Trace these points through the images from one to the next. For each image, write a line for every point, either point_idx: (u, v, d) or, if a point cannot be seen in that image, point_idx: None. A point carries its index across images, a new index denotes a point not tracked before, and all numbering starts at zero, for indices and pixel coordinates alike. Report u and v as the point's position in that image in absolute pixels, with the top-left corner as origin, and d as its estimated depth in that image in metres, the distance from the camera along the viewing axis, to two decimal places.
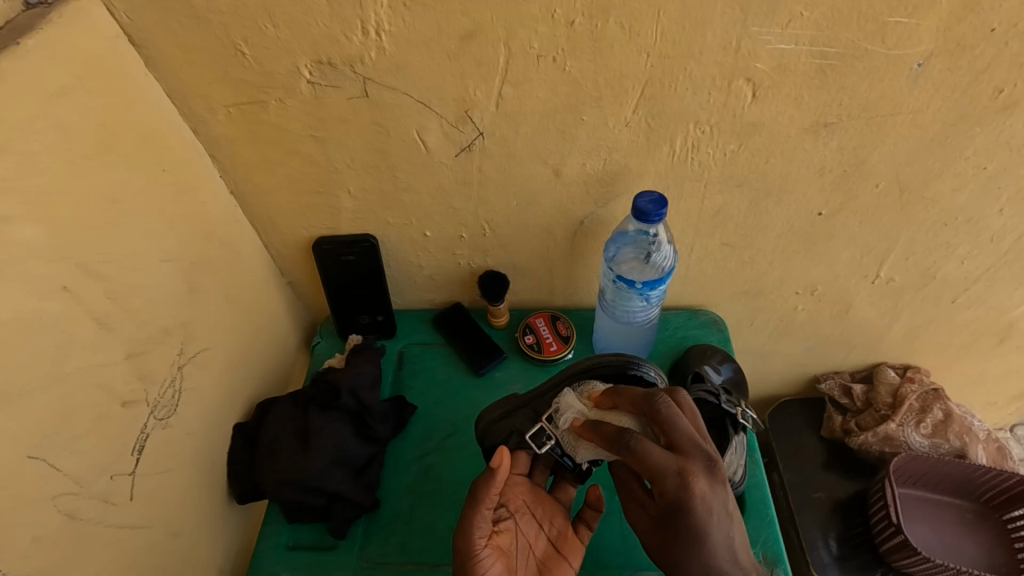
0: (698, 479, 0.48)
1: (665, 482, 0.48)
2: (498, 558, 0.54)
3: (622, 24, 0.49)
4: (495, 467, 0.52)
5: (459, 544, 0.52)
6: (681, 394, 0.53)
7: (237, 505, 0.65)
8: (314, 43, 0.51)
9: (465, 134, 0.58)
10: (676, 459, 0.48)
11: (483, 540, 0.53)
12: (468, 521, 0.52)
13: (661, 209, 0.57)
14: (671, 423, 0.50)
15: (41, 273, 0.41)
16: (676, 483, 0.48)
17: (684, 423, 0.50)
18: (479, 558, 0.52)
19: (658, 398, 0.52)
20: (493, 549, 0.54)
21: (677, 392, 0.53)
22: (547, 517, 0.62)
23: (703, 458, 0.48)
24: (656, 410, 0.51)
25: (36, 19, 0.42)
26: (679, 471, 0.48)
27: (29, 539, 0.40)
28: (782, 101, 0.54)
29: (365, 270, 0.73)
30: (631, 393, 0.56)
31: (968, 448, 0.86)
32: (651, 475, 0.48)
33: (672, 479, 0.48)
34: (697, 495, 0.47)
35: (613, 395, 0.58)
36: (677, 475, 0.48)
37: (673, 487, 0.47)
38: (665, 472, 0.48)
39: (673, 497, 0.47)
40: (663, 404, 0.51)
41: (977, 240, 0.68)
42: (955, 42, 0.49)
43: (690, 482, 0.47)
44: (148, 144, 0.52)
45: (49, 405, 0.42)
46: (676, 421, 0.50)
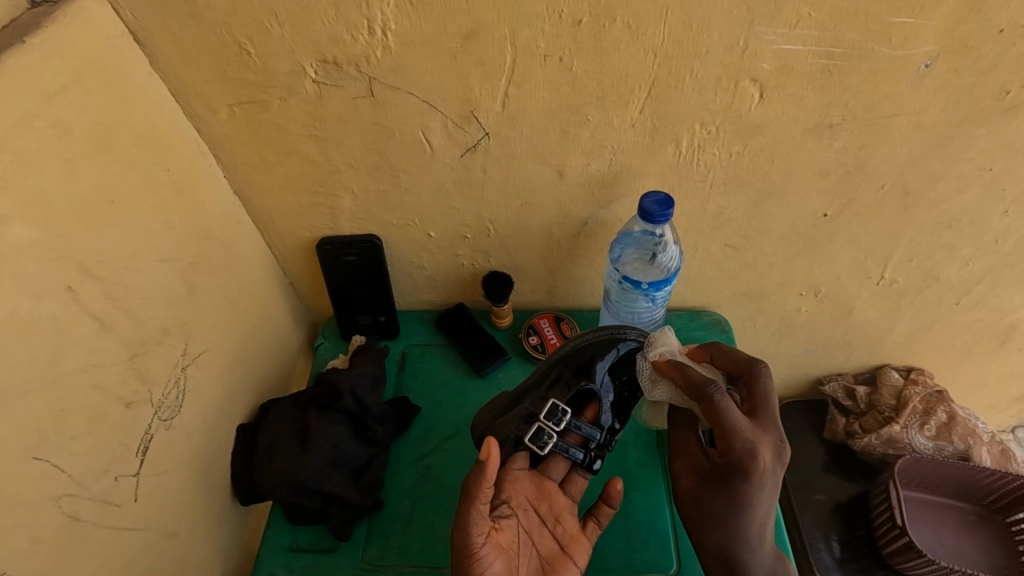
0: (767, 454, 0.52)
1: (736, 444, 0.52)
2: (498, 555, 0.52)
3: (627, 24, 0.49)
4: (483, 460, 0.48)
5: (458, 542, 0.50)
6: (761, 368, 0.56)
7: (236, 507, 0.65)
8: (318, 42, 0.51)
9: (469, 134, 0.58)
10: (750, 427, 0.52)
11: (482, 539, 0.50)
12: (465, 517, 0.49)
13: (666, 210, 0.57)
14: (722, 415, 0.52)
15: (41, 272, 0.41)
16: (745, 451, 0.51)
17: (736, 415, 0.52)
18: (479, 555, 0.50)
19: (715, 386, 0.53)
20: (493, 546, 0.52)
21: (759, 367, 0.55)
22: (552, 513, 0.62)
23: (772, 433, 0.53)
24: (710, 399, 0.52)
25: (40, 18, 0.42)
26: (754, 438, 0.51)
27: (28, 540, 0.40)
28: (787, 101, 0.54)
29: (366, 270, 0.72)
30: (688, 372, 0.55)
31: (972, 450, 0.87)
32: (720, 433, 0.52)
33: (745, 446, 0.51)
34: (762, 466, 0.52)
35: (670, 364, 0.58)
36: (747, 442, 0.51)
37: (743, 450, 0.51)
38: (738, 437, 0.51)
39: (739, 463, 0.52)
40: (719, 396, 0.52)
41: (980, 242, 0.68)
42: (960, 42, 0.49)
43: (758, 455, 0.51)
44: (149, 143, 0.52)
45: (48, 404, 0.41)
46: (731, 414, 0.51)
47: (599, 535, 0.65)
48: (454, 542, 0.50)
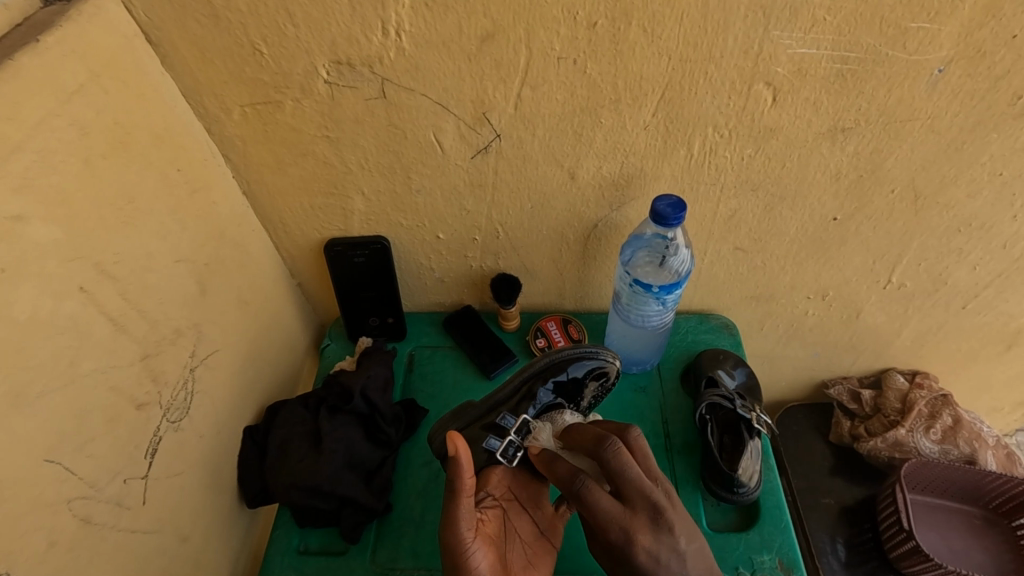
0: (644, 536, 0.47)
1: (609, 533, 0.48)
2: (487, 547, 0.52)
3: (644, 27, 0.49)
4: (452, 452, 0.49)
5: (445, 535, 0.49)
6: (632, 436, 0.53)
7: (246, 510, 0.65)
8: (333, 43, 0.50)
9: (482, 136, 0.58)
10: (624, 511, 0.48)
11: (472, 534, 0.50)
12: (453, 510, 0.49)
13: (679, 213, 0.56)
14: (592, 506, 0.49)
15: (58, 273, 0.41)
16: (620, 538, 0.48)
17: (607, 501, 0.48)
18: (468, 550, 0.49)
19: (583, 476, 0.50)
20: (481, 539, 0.52)
21: (631, 433, 0.53)
22: (534, 500, 0.62)
23: (648, 509, 0.48)
24: (580, 488, 0.50)
25: (55, 17, 0.42)
26: (624, 526, 0.48)
27: (45, 543, 0.40)
28: (801, 104, 0.54)
29: (374, 271, 0.72)
30: (559, 468, 0.53)
31: (978, 454, 0.87)
32: (597, 522, 0.48)
33: (618, 531, 0.48)
34: (637, 551, 0.47)
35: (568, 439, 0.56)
36: (619, 530, 0.48)
37: (615, 537, 0.48)
38: (611, 525, 0.48)
39: (617, 546, 0.48)
40: (584, 483, 0.50)
41: (989, 246, 0.68)
42: (976, 47, 0.49)
43: (634, 540, 0.47)
44: (164, 143, 0.51)
45: (65, 405, 0.41)
46: (625, 471, 0.49)
47: None
48: (443, 538, 0.49)
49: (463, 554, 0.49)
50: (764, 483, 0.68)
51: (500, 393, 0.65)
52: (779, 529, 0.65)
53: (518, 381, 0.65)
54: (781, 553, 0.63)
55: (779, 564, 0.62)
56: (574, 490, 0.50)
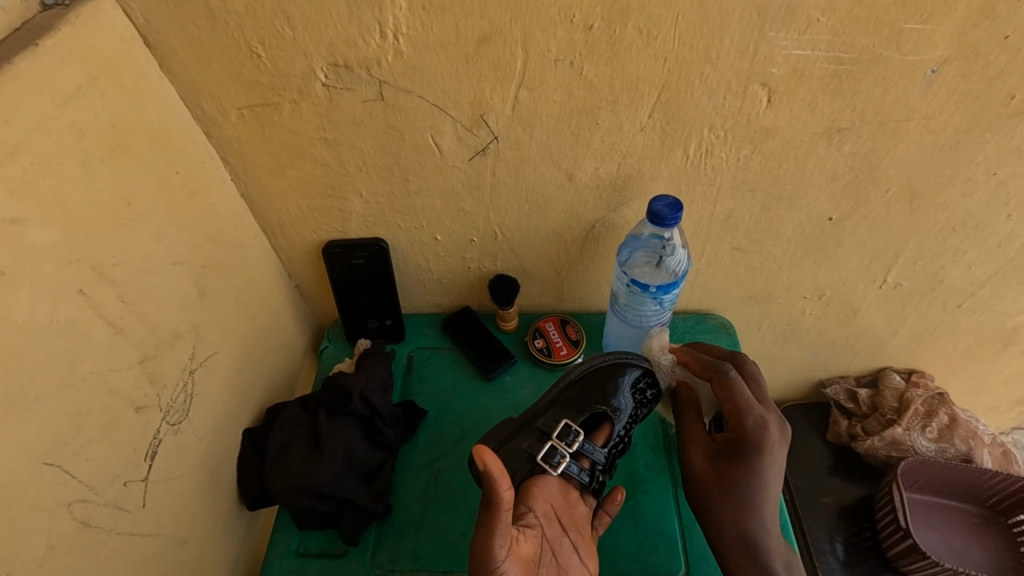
0: (774, 430, 0.59)
1: (747, 420, 0.59)
2: (517, 566, 0.49)
3: (641, 29, 0.49)
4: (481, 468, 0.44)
5: (477, 551, 0.47)
6: (746, 363, 0.65)
7: (245, 512, 0.65)
8: (331, 45, 0.50)
9: (479, 137, 0.58)
10: (759, 404, 0.60)
11: (504, 550, 0.47)
12: (490, 525, 0.46)
13: (676, 213, 0.57)
14: (733, 393, 0.60)
15: (56, 276, 0.41)
16: (755, 425, 0.59)
17: (747, 396, 0.60)
18: (498, 567, 0.46)
19: (727, 366, 0.62)
20: (513, 555, 0.49)
21: (748, 364, 0.65)
22: (572, 523, 0.61)
23: (761, 416, 0.59)
24: (724, 378, 0.61)
25: (53, 20, 0.42)
26: (756, 416, 0.59)
27: (43, 547, 0.39)
28: (797, 105, 0.54)
29: (373, 273, 0.72)
30: (699, 358, 0.65)
31: (974, 452, 0.87)
32: (733, 407, 0.60)
33: (755, 421, 0.59)
34: (770, 440, 0.59)
35: (690, 351, 0.67)
36: (758, 415, 0.59)
37: (750, 425, 0.59)
38: (749, 411, 0.59)
39: (750, 435, 0.59)
40: (732, 374, 0.61)
41: (985, 246, 0.68)
42: (970, 48, 0.49)
43: (767, 428, 0.59)
44: (162, 145, 0.51)
45: (63, 408, 0.41)
46: (744, 391, 0.60)
47: (611, 538, 0.65)
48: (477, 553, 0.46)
49: (492, 571, 0.46)
50: None
51: (537, 404, 0.66)
52: None
53: (557, 390, 0.66)
54: None
55: None
56: (718, 381, 0.62)
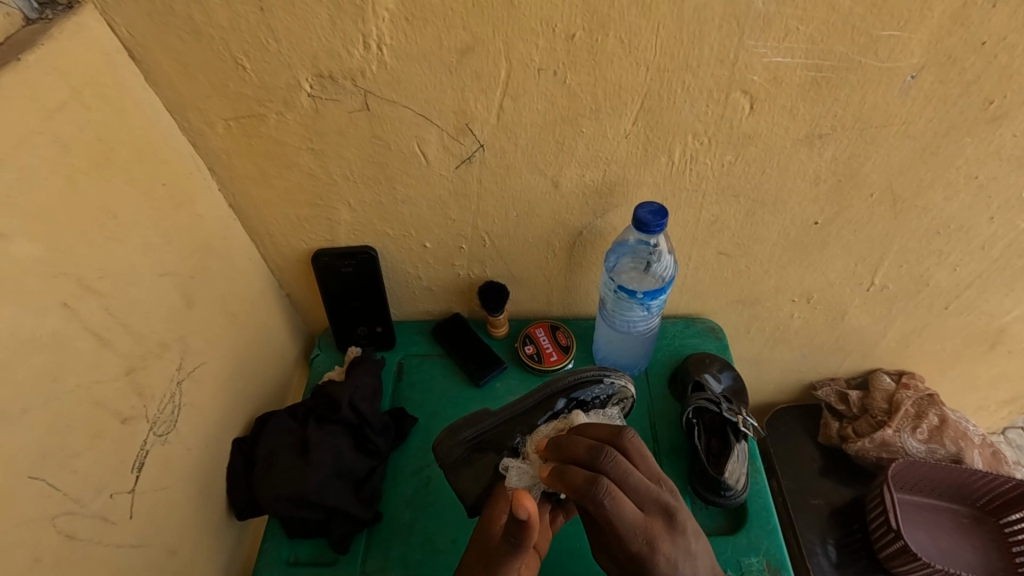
0: (664, 543, 0.46)
1: (632, 545, 0.46)
2: None
3: (621, 38, 0.50)
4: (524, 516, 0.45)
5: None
6: (631, 439, 0.50)
7: (235, 522, 0.65)
8: (314, 57, 0.51)
9: (464, 146, 0.58)
10: (643, 516, 0.46)
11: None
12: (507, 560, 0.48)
13: (660, 220, 0.57)
14: (615, 516, 0.46)
15: (41, 290, 0.41)
16: (642, 551, 0.46)
17: (630, 511, 0.46)
18: None
19: (603, 485, 0.46)
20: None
21: (626, 434, 0.51)
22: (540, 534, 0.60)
23: (659, 510, 0.47)
24: (597, 507, 0.46)
25: (36, 35, 0.43)
26: (648, 539, 0.46)
27: (28, 559, 0.40)
28: (778, 112, 0.55)
29: (363, 281, 0.72)
30: (572, 474, 0.47)
31: (964, 452, 0.88)
32: (607, 524, 0.46)
33: (639, 545, 0.46)
34: (661, 564, 0.46)
35: (556, 451, 0.51)
36: (643, 540, 0.46)
37: (638, 550, 0.46)
38: (634, 535, 0.46)
39: (637, 561, 0.46)
40: (606, 497, 0.46)
41: (969, 247, 0.69)
42: (946, 54, 0.50)
43: (656, 547, 0.46)
44: (147, 158, 0.52)
45: (48, 420, 0.41)
46: (626, 478, 0.47)
47: None
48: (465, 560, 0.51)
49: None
50: (750, 485, 0.68)
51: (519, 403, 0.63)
52: (766, 531, 0.65)
53: (541, 396, 0.62)
54: (768, 555, 0.64)
55: (766, 565, 0.63)
56: (591, 509, 0.47)
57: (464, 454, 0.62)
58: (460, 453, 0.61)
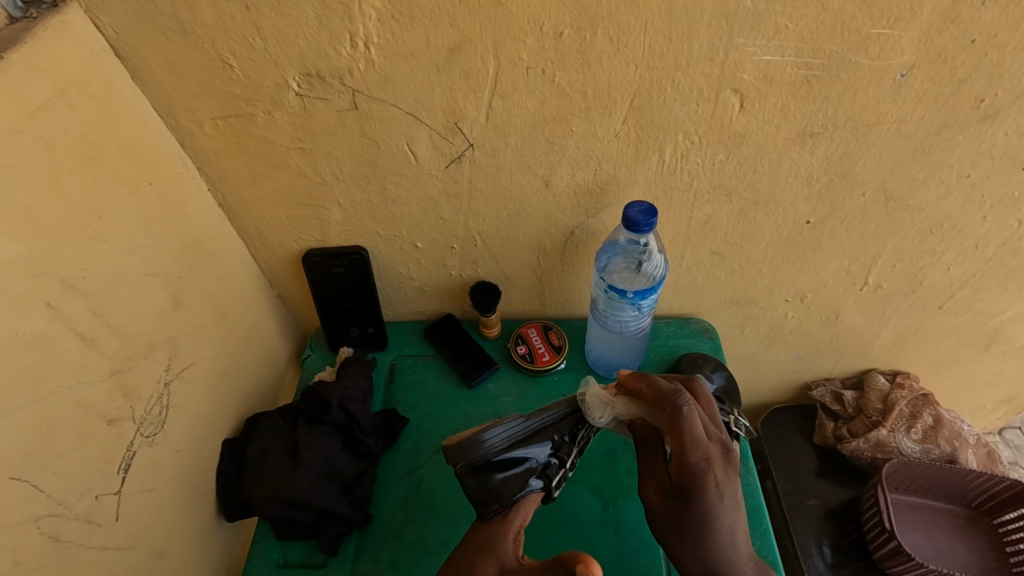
0: (719, 469, 0.50)
1: (689, 456, 0.50)
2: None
3: (610, 37, 0.49)
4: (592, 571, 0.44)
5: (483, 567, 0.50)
6: (698, 383, 0.56)
7: (224, 524, 0.64)
8: (302, 56, 0.51)
9: (454, 146, 0.58)
10: (707, 440, 0.50)
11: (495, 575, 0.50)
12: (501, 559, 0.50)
13: (651, 219, 0.57)
14: (681, 423, 0.50)
15: (24, 291, 0.41)
16: (699, 465, 0.50)
17: (699, 428, 0.50)
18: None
19: (683, 395, 0.51)
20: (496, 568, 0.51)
21: (695, 380, 0.57)
22: None
23: (719, 445, 0.52)
24: (675, 412, 0.51)
25: (21, 34, 0.42)
26: (706, 454, 0.50)
27: (10, 563, 0.39)
28: (769, 110, 0.55)
29: (354, 281, 0.72)
30: (654, 383, 0.54)
31: (959, 453, 0.87)
32: (680, 444, 0.50)
33: (699, 460, 0.50)
34: (711, 480, 0.50)
35: (641, 379, 0.56)
36: (705, 454, 0.50)
37: (695, 463, 0.50)
38: (696, 447, 0.50)
39: (690, 474, 0.50)
40: (686, 405, 0.51)
41: (962, 247, 0.69)
42: (937, 53, 0.50)
43: (712, 467, 0.50)
44: (135, 157, 0.51)
45: (31, 422, 0.41)
46: (696, 407, 0.53)
47: (590, 541, 0.64)
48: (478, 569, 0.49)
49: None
50: (743, 486, 0.68)
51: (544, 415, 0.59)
52: (759, 532, 0.65)
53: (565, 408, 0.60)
54: (760, 556, 0.63)
55: None
56: (666, 414, 0.52)
57: (491, 466, 0.54)
58: (489, 463, 0.54)
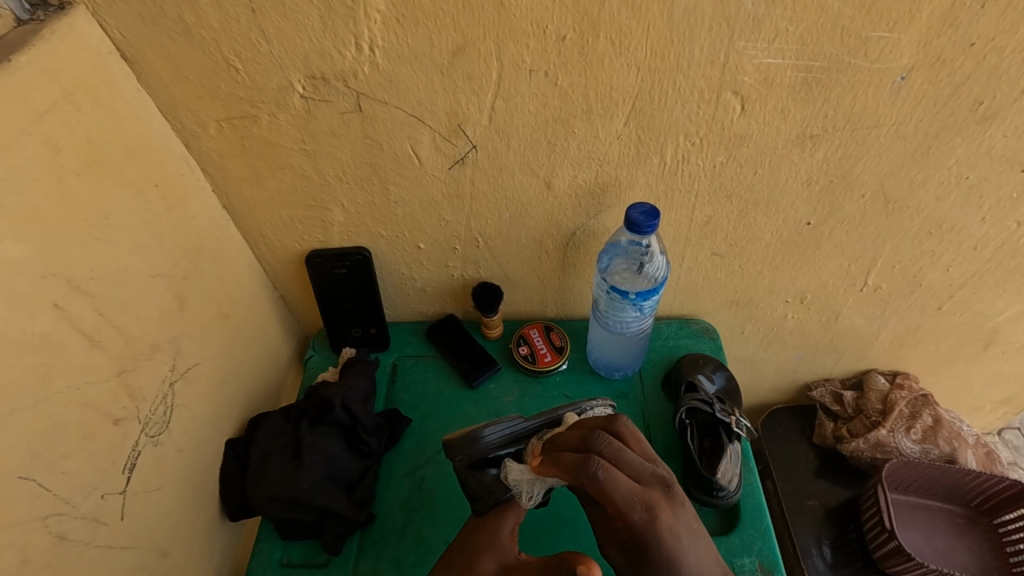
0: (664, 511, 0.46)
1: (632, 517, 0.45)
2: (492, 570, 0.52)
3: (611, 39, 0.50)
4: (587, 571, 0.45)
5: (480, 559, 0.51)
6: (622, 422, 0.52)
7: (227, 524, 0.65)
8: (306, 58, 0.51)
9: (457, 147, 0.59)
10: (640, 489, 0.46)
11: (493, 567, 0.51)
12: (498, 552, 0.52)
13: (652, 220, 0.57)
14: (609, 488, 0.46)
15: (31, 291, 0.41)
16: (643, 522, 0.45)
17: (625, 484, 0.46)
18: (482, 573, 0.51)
19: (596, 459, 0.46)
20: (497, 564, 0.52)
21: (618, 420, 0.52)
22: None
23: (658, 484, 0.47)
24: (593, 481, 0.46)
25: (28, 37, 0.43)
26: (644, 505, 0.46)
27: (17, 561, 0.39)
28: (769, 112, 0.55)
29: (356, 282, 0.72)
30: (560, 460, 0.48)
31: (958, 453, 0.87)
32: (615, 510, 0.46)
33: (640, 514, 0.46)
34: (663, 525, 0.45)
35: (550, 462, 0.49)
36: (642, 509, 0.46)
37: (638, 520, 0.45)
38: (631, 506, 0.46)
39: (639, 532, 0.46)
40: (600, 470, 0.46)
41: (961, 247, 0.69)
42: (936, 55, 0.50)
43: (656, 516, 0.46)
44: (139, 159, 0.52)
45: (38, 421, 0.41)
46: (622, 457, 0.48)
47: (591, 541, 0.65)
48: (478, 565, 0.51)
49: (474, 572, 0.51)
50: (743, 486, 0.68)
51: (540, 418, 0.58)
52: (759, 532, 0.65)
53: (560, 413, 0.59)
54: (761, 555, 0.63)
55: (759, 566, 0.63)
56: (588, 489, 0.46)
57: (491, 464, 0.55)
58: (488, 459, 0.55)
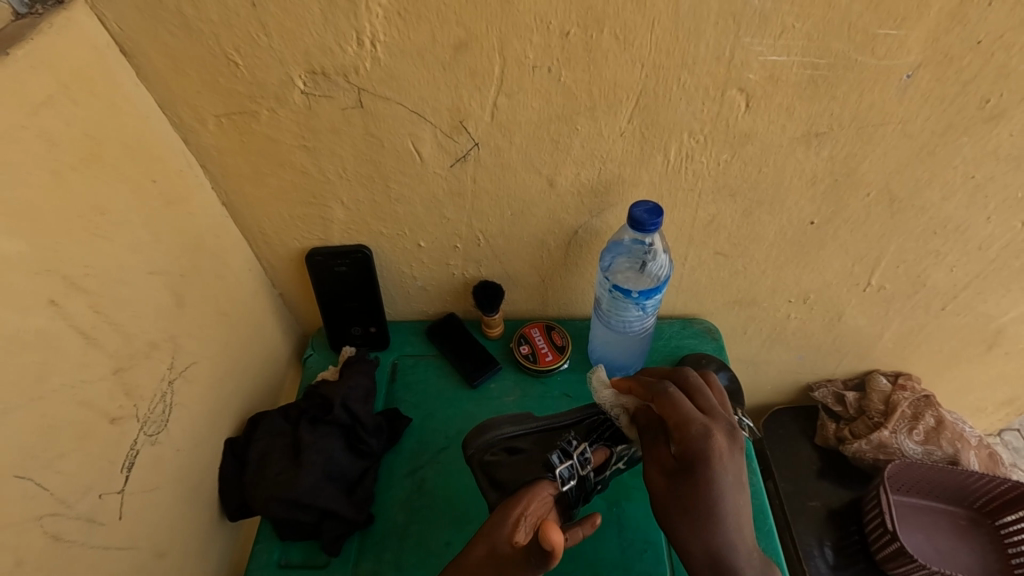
0: (722, 439, 0.49)
1: (690, 431, 0.49)
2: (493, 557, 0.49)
3: (616, 35, 0.49)
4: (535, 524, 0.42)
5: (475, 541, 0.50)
6: (711, 374, 0.57)
7: (225, 524, 0.64)
8: (307, 52, 0.50)
9: (459, 144, 0.58)
10: (705, 416, 0.50)
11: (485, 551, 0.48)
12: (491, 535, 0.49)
13: (656, 219, 0.57)
14: (672, 403, 0.51)
15: (26, 288, 0.40)
16: (700, 435, 0.49)
17: (690, 409, 0.50)
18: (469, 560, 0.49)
19: (665, 383, 0.53)
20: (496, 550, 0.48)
21: (709, 373, 0.57)
22: None
23: (726, 422, 0.51)
24: (663, 393, 0.52)
25: (24, 29, 0.42)
26: (705, 425, 0.49)
27: (12, 562, 0.39)
28: (774, 110, 0.54)
29: (356, 281, 0.72)
30: (635, 381, 0.56)
31: (961, 454, 0.87)
32: (675, 424, 0.50)
33: (700, 431, 0.49)
34: (717, 450, 0.49)
35: (624, 380, 0.57)
36: (703, 428, 0.49)
37: (698, 436, 0.49)
38: (692, 423, 0.49)
39: (694, 449, 0.49)
40: (672, 389, 0.52)
41: (966, 248, 0.68)
42: (943, 53, 0.50)
43: (714, 439, 0.49)
44: (137, 155, 0.51)
45: (33, 420, 0.41)
46: (702, 391, 0.53)
47: (595, 544, 0.64)
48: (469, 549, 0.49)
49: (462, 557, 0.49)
50: (747, 487, 0.68)
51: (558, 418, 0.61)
52: (763, 533, 0.65)
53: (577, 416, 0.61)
54: (765, 557, 0.63)
55: None
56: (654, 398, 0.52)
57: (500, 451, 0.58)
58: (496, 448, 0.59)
